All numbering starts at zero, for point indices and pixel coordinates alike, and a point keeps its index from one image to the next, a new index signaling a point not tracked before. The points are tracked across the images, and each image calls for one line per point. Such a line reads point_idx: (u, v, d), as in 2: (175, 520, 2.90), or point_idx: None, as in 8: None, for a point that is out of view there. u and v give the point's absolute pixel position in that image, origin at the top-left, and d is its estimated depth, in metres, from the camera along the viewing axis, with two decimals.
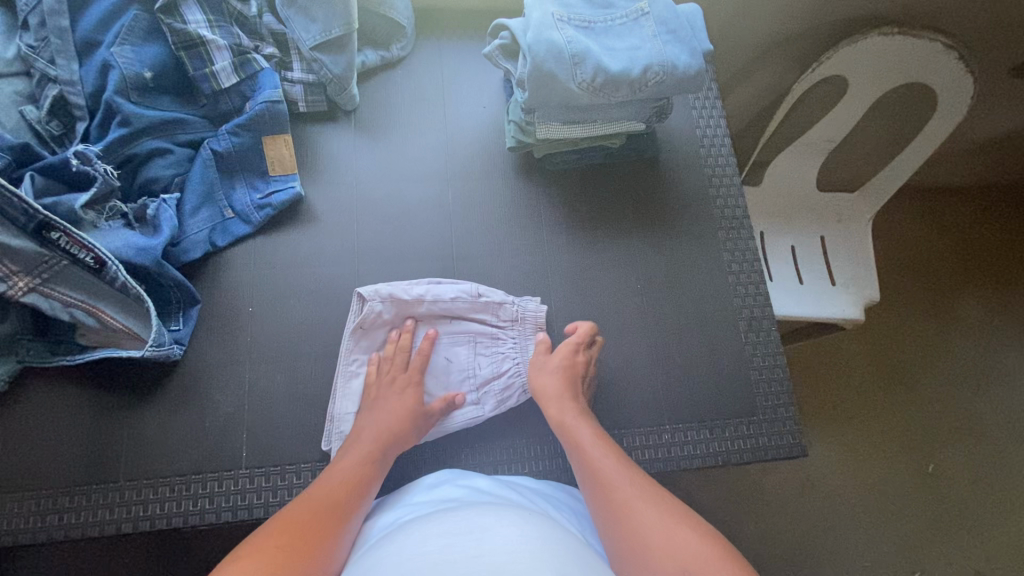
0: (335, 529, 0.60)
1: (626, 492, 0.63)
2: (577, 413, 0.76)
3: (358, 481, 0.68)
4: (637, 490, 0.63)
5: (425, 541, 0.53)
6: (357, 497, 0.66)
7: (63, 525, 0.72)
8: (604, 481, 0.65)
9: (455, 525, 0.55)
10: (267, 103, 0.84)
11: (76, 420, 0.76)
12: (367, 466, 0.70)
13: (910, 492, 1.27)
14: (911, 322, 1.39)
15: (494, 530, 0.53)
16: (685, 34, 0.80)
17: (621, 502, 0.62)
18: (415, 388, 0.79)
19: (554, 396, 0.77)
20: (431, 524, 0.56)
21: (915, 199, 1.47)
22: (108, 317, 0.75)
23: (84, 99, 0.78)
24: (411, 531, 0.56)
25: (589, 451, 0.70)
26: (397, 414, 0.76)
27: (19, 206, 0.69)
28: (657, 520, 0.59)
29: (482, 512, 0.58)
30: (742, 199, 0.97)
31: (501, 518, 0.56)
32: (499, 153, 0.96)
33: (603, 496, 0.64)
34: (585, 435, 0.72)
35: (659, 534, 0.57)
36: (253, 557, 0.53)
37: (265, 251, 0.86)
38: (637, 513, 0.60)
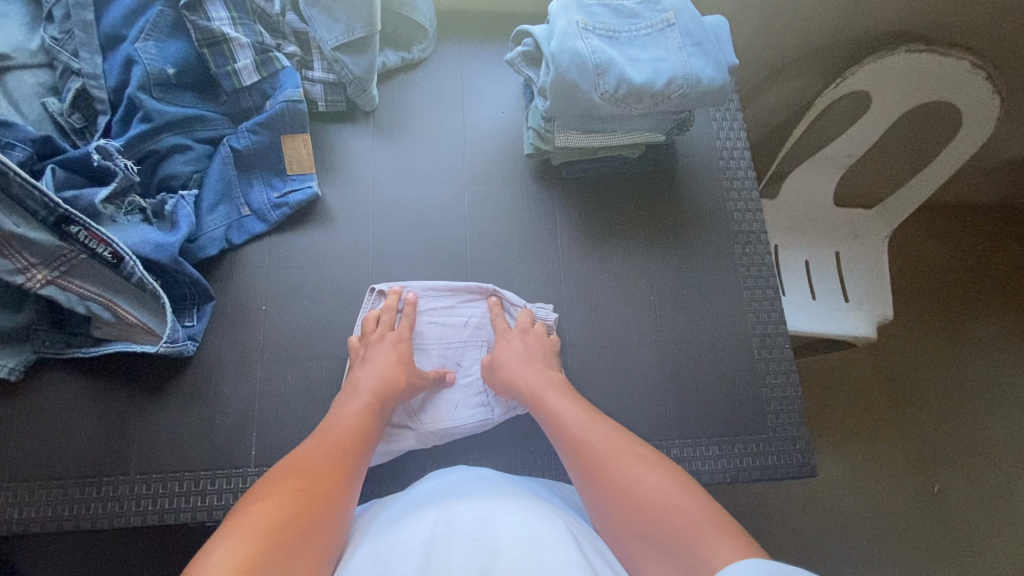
0: (338, 482, 0.60)
1: (605, 451, 0.65)
2: (547, 379, 0.78)
3: (359, 430, 0.69)
4: (618, 450, 0.65)
5: (428, 528, 0.53)
6: (360, 448, 0.66)
7: (72, 516, 0.73)
8: (583, 441, 0.67)
9: (459, 511, 0.55)
10: (287, 102, 0.84)
11: (88, 412, 0.77)
12: (370, 416, 0.71)
13: (915, 510, 1.26)
14: (921, 340, 1.38)
15: (501, 521, 0.53)
16: (710, 47, 0.79)
17: (601, 457, 0.64)
18: (406, 343, 0.81)
19: (515, 364, 0.80)
20: (434, 512, 0.56)
21: (934, 217, 1.45)
22: (124, 312, 0.75)
23: (106, 93, 0.78)
24: (416, 519, 0.56)
25: (565, 419, 0.71)
26: (391, 364, 0.78)
27: (40, 199, 0.68)
28: (639, 475, 0.61)
29: (488, 501, 0.57)
30: (759, 213, 0.96)
31: (508, 509, 0.56)
32: (516, 158, 0.96)
33: (584, 457, 0.66)
34: (556, 402, 0.74)
35: (639, 488, 0.60)
36: (264, 506, 0.54)
37: (280, 250, 0.86)
38: (619, 469, 0.63)
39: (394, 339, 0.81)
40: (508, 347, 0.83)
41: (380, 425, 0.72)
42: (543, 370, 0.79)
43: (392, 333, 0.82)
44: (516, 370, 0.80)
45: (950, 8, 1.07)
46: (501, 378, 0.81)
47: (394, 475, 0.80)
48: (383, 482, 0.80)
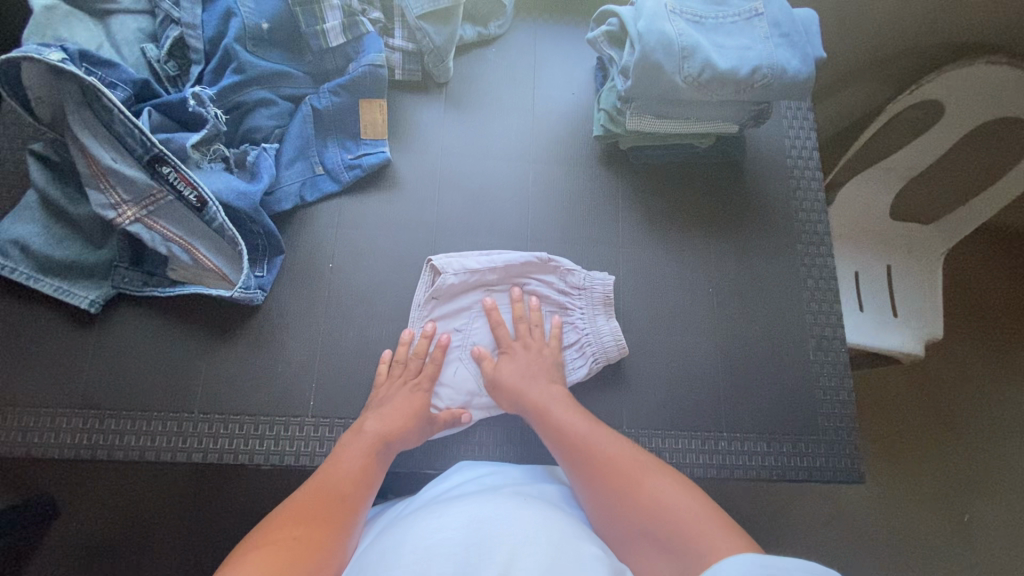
0: (336, 528, 0.58)
1: (616, 466, 0.65)
2: (551, 395, 0.77)
3: (364, 476, 0.66)
4: (626, 459, 0.66)
5: (428, 531, 0.51)
6: (359, 491, 0.64)
7: (138, 447, 0.76)
8: (586, 452, 0.67)
9: (456, 516, 0.53)
10: (370, 66, 0.85)
11: (158, 349, 0.80)
12: (371, 457, 0.69)
13: (945, 537, 1.23)
14: (970, 365, 1.34)
15: (505, 525, 0.51)
16: (799, 38, 0.78)
17: (609, 471, 0.65)
18: (425, 392, 0.78)
19: (518, 381, 0.78)
20: (433, 516, 0.54)
21: (998, 238, 1.40)
22: (202, 255, 0.78)
23: (202, 44, 0.80)
24: (415, 522, 0.54)
25: (569, 432, 0.71)
26: (406, 413, 0.74)
27: (138, 137, 0.72)
28: (646, 482, 0.62)
29: (489, 504, 0.55)
30: (824, 215, 0.95)
31: (513, 513, 0.53)
32: (583, 140, 0.96)
33: (592, 469, 0.66)
34: (560, 417, 0.73)
35: (647, 495, 0.61)
36: (259, 553, 0.51)
37: (349, 212, 0.87)
38: (632, 477, 0.63)
39: (418, 378, 0.79)
40: (515, 364, 0.80)
41: (384, 467, 0.70)
42: (551, 387, 0.78)
43: (417, 375, 0.80)
44: (524, 385, 0.78)
45: None
46: (508, 393, 0.78)
47: (444, 439, 0.82)
48: (433, 445, 0.81)
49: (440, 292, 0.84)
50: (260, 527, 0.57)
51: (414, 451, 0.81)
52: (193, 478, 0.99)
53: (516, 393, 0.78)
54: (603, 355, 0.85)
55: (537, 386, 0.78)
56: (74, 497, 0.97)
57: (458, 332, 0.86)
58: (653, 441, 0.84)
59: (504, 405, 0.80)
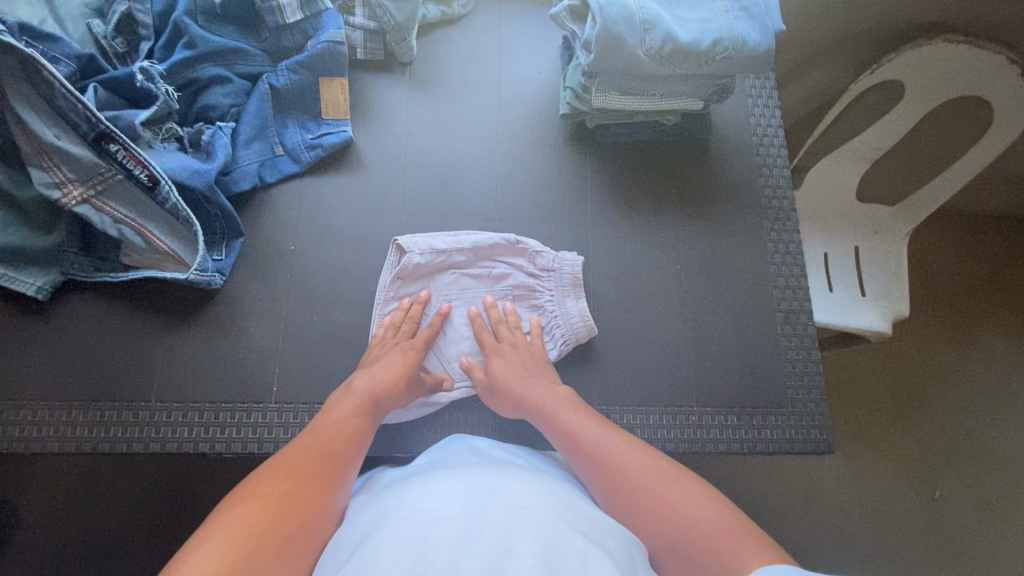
0: (331, 479, 0.57)
1: (630, 477, 0.61)
2: (558, 398, 0.73)
3: (358, 431, 0.65)
4: (640, 466, 0.62)
5: (423, 496, 0.49)
6: (353, 445, 0.63)
7: (92, 438, 0.73)
8: (600, 461, 0.63)
9: (454, 481, 0.51)
10: (329, 43, 0.83)
11: (111, 337, 0.77)
12: (364, 416, 0.67)
13: (914, 512, 1.25)
14: (936, 341, 1.37)
15: (502, 494, 0.49)
16: (758, 11, 0.79)
17: (621, 476, 0.61)
18: (417, 351, 0.77)
19: (520, 382, 0.76)
20: (430, 482, 0.52)
21: (961, 218, 1.43)
22: (155, 238, 0.76)
23: (151, 18, 0.78)
24: (411, 488, 0.53)
25: (582, 438, 0.67)
26: (396, 368, 0.74)
27: (82, 113, 0.69)
28: (660, 493, 0.58)
29: (483, 473, 0.54)
30: (790, 191, 0.95)
31: (508, 482, 0.52)
32: (550, 119, 0.95)
33: (604, 482, 0.62)
34: (569, 421, 0.69)
35: (663, 509, 0.57)
36: (247, 507, 0.50)
37: (311, 193, 0.86)
38: (645, 481, 0.60)
39: (407, 346, 0.78)
40: (506, 365, 0.78)
41: (374, 425, 0.68)
42: (552, 390, 0.74)
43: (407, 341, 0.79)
44: (524, 388, 0.75)
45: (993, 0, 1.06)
46: (507, 396, 0.75)
47: (413, 422, 0.80)
48: (401, 429, 0.80)
49: (408, 272, 0.83)
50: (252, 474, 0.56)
51: (381, 435, 0.79)
52: (157, 476, 0.95)
53: (518, 396, 0.75)
54: (573, 336, 0.85)
55: (539, 388, 0.75)
56: (30, 500, 0.93)
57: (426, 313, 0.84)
58: (625, 417, 0.83)
59: (504, 409, 0.77)
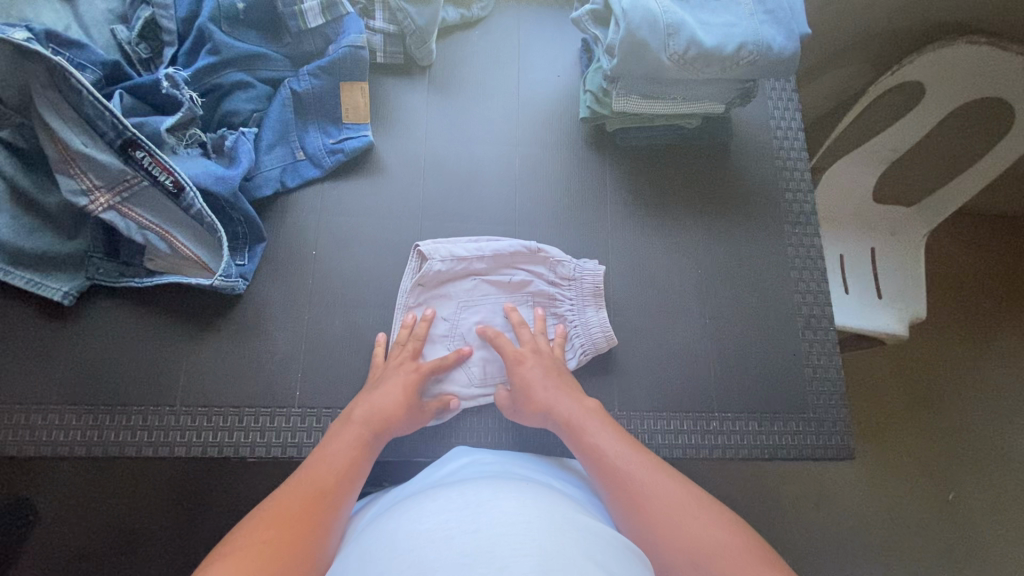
0: (326, 520, 0.57)
1: (651, 498, 0.60)
2: (584, 409, 0.73)
3: (352, 462, 0.64)
4: (665, 495, 0.60)
5: (422, 517, 0.50)
6: (349, 482, 0.62)
7: (118, 442, 0.74)
8: (624, 481, 0.63)
9: (450, 500, 0.52)
10: (350, 48, 0.83)
11: (135, 342, 0.77)
12: (361, 448, 0.67)
13: (929, 515, 1.25)
14: (951, 342, 1.36)
15: (499, 508, 0.49)
16: (783, 14, 0.78)
17: (643, 496, 0.60)
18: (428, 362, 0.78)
19: (547, 391, 0.75)
20: (431, 501, 0.53)
21: (979, 217, 1.42)
22: (180, 243, 0.76)
23: (175, 25, 0.78)
24: (409, 507, 0.53)
25: (607, 454, 0.66)
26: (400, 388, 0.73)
27: (109, 120, 0.70)
28: (682, 515, 0.58)
29: (480, 488, 0.54)
30: (810, 195, 0.95)
31: (506, 498, 0.52)
32: (569, 123, 0.95)
33: (624, 500, 0.61)
34: (596, 435, 0.69)
35: (683, 530, 0.56)
36: (237, 554, 0.50)
37: (332, 198, 0.86)
38: (667, 504, 0.59)
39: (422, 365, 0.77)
40: (532, 374, 0.77)
41: (372, 457, 0.68)
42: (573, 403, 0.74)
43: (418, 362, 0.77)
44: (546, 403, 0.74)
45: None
46: (532, 407, 0.75)
47: (434, 427, 0.81)
48: (422, 434, 0.80)
49: (427, 279, 0.83)
50: (245, 519, 0.55)
51: (403, 439, 0.79)
52: (179, 478, 0.96)
53: (542, 408, 0.74)
54: (592, 347, 0.85)
55: (564, 404, 0.74)
56: (52, 500, 0.94)
57: (445, 320, 0.84)
58: (646, 422, 0.83)
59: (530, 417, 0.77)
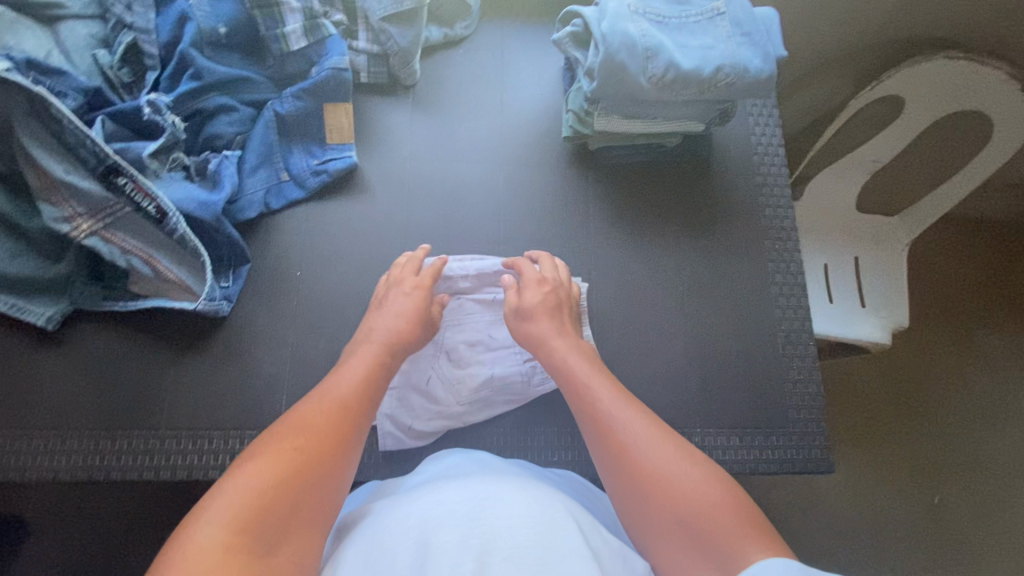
0: (338, 445, 0.58)
1: (636, 440, 0.62)
2: (580, 357, 0.74)
3: (366, 389, 0.66)
4: (651, 438, 0.62)
5: (427, 504, 0.52)
6: (362, 408, 0.64)
7: (103, 467, 0.74)
8: (611, 423, 0.64)
9: (456, 489, 0.54)
10: (334, 70, 0.84)
11: (119, 366, 0.77)
12: (372, 379, 0.68)
13: (915, 521, 1.26)
14: (931, 345, 1.38)
15: (502, 502, 0.51)
16: (760, 37, 0.79)
17: (628, 442, 0.62)
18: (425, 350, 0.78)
19: (544, 337, 0.77)
20: (433, 488, 0.55)
21: (959, 225, 1.44)
22: (164, 268, 0.76)
23: (157, 49, 0.78)
24: (414, 495, 0.55)
25: (599, 399, 0.67)
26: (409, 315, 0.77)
27: (91, 148, 0.70)
28: (668, 466, 0.59)
29: (483, 480, 0.56)
30: (790, 210, 0.96)
31: (509, 489, 0.54)
32: (552, 141, 0.96)
33: (611, 438, 0.63)
34: (591, 378, 0.70)
35: (666, 480, 0.58)
36: (253, 471, 0.53)
37: (316, 219, 0.86)
38: (653, 453, 0.60)
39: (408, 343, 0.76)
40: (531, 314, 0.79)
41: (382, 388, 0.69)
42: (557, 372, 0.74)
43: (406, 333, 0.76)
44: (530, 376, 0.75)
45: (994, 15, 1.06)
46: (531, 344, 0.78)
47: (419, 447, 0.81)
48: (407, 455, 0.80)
49: None
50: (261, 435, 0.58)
51: (388, 460, 0.80)
52: (163, 497, 0.96)
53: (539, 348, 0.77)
54: None
55: (558, 345, 0.76)
56: (38, 519, 0.94)
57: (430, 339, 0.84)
58: None
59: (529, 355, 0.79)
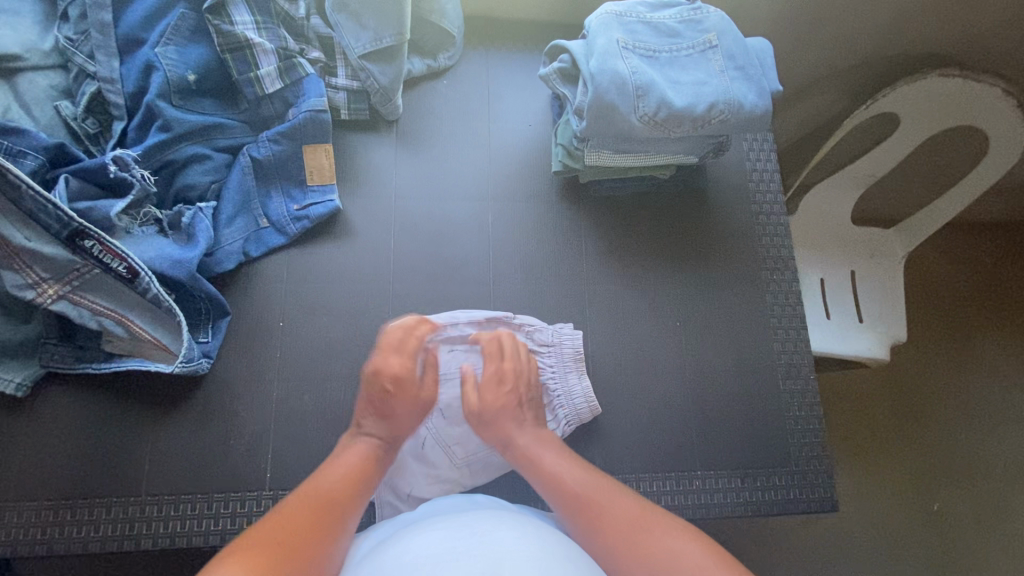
0: (335, 527, 0.57)
1: (616, 505, 0.62)
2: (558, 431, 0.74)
3: (358, 472, 0.65)
4: (628, 501, 0.62)
5: (424, 543, 0.54)
6: (357, 492, 0.63)
7: (81, 538, 0.70)
8: (590, 489, 0.64)
9: (451, 528, 0.56)
10: (311, 112, 0.81)
11: (94, 430, 0.74)
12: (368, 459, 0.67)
13: (918, 529, 1.24)
14: (932, 356, 1.36)
15: (497, 537, 0.53)
16: (754, 71, 0.77)
17: (609, 510, 0.61)
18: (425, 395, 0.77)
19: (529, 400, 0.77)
20: (425, 526, 0.58)
21: (955, 235, 1.42)
22: (137, 328, 0.73)
23: (123, 99, 0.75)
24: (411, 535, 0.57)
25: (578, 465, 0.68)
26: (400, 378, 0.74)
27: (53, 213, 0.66)
28: (645, 522, 0.59)
29: (476, 518, 0.58)
30: (787, 239, 0.94)
31: (503, 527, 0.56)
32: (541, 174, 0.93)
33: (594, 509, 0.63)
34: (566, 450, 0.71)
35: (646, 538, 0.57)
36: (251, 545, 0.51)
37: (298, 265, 0.83)
38: (634, 516, 0.60)
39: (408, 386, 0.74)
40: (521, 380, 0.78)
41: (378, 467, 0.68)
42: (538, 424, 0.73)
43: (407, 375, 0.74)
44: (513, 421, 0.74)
45: (989, 32, 1.04)
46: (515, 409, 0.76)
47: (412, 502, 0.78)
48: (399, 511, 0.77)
49: None
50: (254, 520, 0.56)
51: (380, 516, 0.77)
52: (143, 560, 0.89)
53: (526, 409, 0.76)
54: (576, 417, 0.83)
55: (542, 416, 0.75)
56: None
57: None
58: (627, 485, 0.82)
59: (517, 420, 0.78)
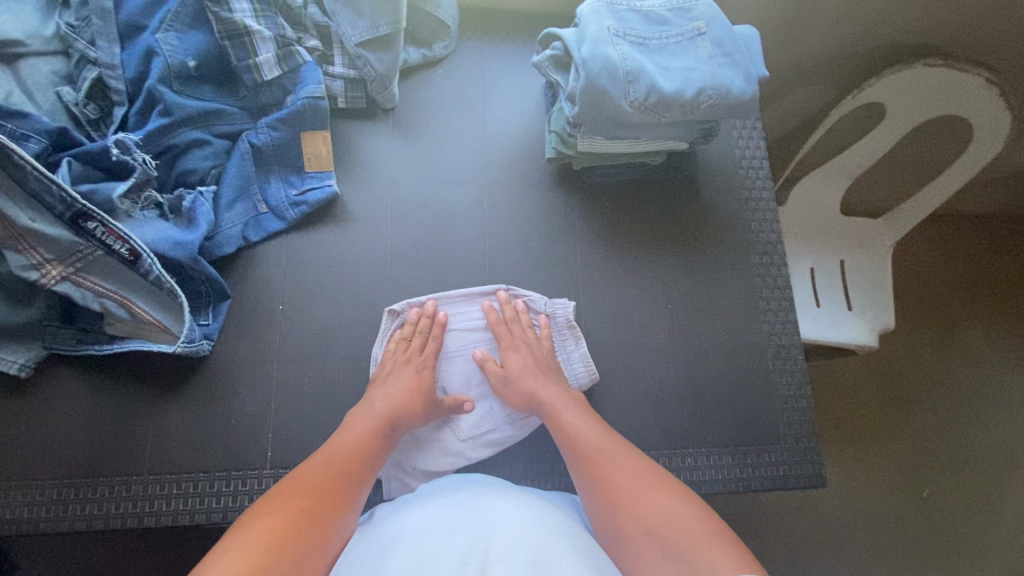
0: (342, 503, 0.61)
1: (615, 477, 0.65)
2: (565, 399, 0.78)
3: (367, 445, 0.69)
4: (628, 474, 0.66)
5: (422, 520, 0.55)
6: (366, 468, 0.67)
7: (84, 516, 0.72)
8: (593, 457, 0.69)
9: (449, 506, 0.57)
10: (308, 99, 0.83)
11: (97, 410, 0.75)
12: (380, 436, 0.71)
13: (907, 514, 1.26)
14: (919, 343, 1.38)
15: (492, 512, 0.55)
16: (741, 57, 0.79)
17: (608, 477, 0.66)
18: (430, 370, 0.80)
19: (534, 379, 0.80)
20: (422, 504, 0.60)
21: (941, 224, 1.45)
22: (139, 309, 0.74)
23: (124, 85, 0.77)
24: (409, 513, 0.58)
25: (582, 437, 0.71)
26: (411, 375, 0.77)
27: (57, 194, 0.68)
28: (644, 497, 0.62)
29: (472, 495, 0.60)
30: (776, 223, 0.96)
31: (498, 502, 0.57)
32: (535, 161, 0.95)
33: (592, 476, 0.67)
34: (572, 422, 0.74)
35: (643, 511, 0.61)
36: (266, 521, 0.54)
37: (296, 250, 0.84)
38: (631, 489, 0.64)
39: (419, 366, 0.80)
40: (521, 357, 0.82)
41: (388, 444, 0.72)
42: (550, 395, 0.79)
43: (419, 356, 0.81)
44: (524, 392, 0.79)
45: (971, 23, 1.06)
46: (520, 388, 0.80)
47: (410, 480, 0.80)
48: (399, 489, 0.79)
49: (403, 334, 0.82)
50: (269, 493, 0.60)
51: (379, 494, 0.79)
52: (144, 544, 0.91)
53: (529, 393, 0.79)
54: (575, 383, 0.85)
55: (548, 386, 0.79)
56: None
57: None
58: None
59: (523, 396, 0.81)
